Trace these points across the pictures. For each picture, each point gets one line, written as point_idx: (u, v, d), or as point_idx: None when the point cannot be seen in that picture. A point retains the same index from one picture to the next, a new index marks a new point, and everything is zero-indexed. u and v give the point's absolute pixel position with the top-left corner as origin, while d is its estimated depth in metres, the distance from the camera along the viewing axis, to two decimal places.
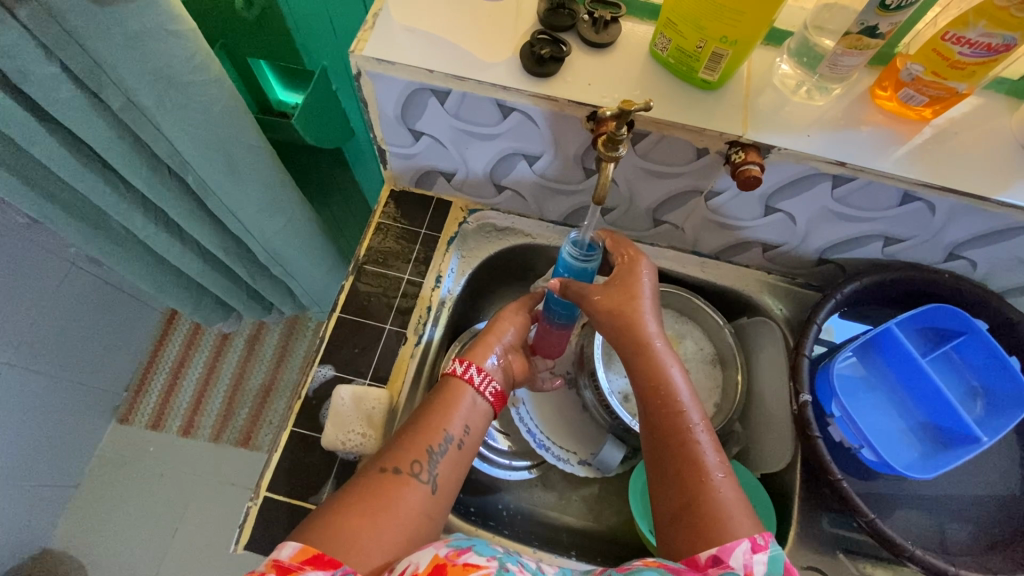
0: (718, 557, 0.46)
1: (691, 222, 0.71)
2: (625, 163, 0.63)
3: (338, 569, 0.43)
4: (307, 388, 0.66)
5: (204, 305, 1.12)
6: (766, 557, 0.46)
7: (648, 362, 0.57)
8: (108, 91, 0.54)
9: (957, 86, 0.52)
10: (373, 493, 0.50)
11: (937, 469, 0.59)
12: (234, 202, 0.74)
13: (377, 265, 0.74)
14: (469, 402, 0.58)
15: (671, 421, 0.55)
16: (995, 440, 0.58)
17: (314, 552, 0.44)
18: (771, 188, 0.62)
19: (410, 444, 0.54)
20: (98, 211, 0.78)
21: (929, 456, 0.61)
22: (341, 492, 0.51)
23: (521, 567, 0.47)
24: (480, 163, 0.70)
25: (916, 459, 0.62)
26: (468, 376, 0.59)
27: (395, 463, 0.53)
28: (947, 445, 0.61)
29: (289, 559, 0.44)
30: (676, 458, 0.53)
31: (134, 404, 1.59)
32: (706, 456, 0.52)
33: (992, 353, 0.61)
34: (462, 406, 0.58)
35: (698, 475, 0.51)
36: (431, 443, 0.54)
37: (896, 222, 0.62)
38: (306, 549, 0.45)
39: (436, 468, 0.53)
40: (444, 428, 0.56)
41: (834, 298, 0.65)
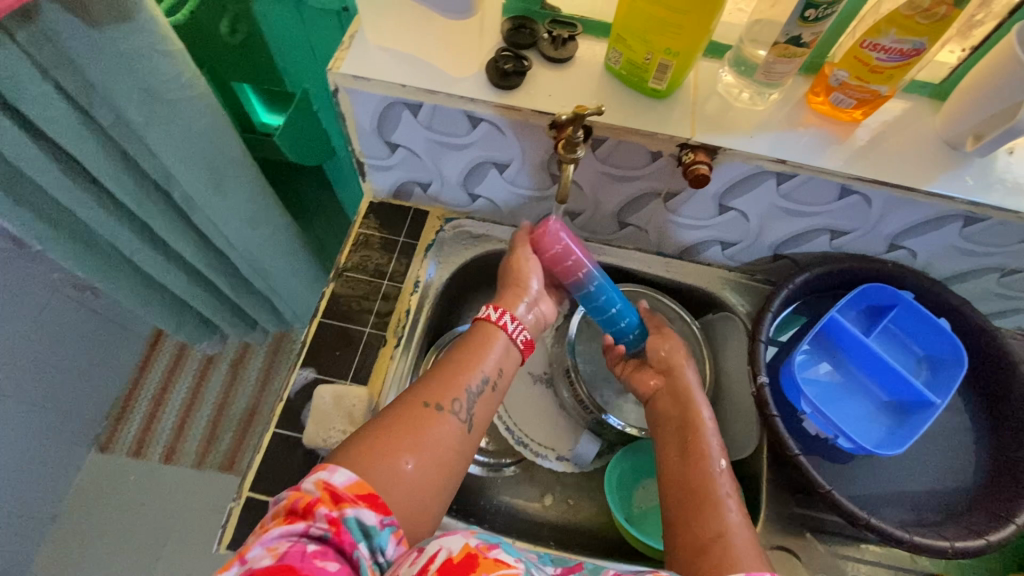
0: None
1: (654, 223, 0.76)
2: (587, 167, 0.68)
3: (387, 517, 0.46)
4: (289, 390, 0.68)
5: (188, 324, 1.13)
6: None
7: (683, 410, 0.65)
8: (99, 107, 0.58)
9: (879, 89, 0.58)
10: (416, 429, 0.52)
11: (903, 443, 0.63)
12: (219, 216, 0.77)
13: (358, 272, 0.77)
14: (502, 342, 0.61)
15: (695, 454, 0.61)
16: (946, 402, 0.62)
17: (369, 489, 0.46)
18: (722, 187, 0.67)
19: (454, 384, 0.56)
20: (86, 228, 0.81)
21: (893, 431, 0.65)
22: (380, 416, 0.53)
23: None
24: (454, 173, 0.74)
25: (883, 435, 0.65)
26: (503, 323, 0.62)
27: (440, 402, 0.54)
28: (909, 419, 0.65)
29: (345, 489, 0.45)
30: (699, 488, 0.58)
31: (115, 431, 1.58)
32: (724, 488, 0.58)
33: (923, 317, 0.68)
34: (497, 346, 0.61)
35: (713, 505, 0.56)
36: (469, 382, 0.57)
37: (839, 215, 0.67)
38: (361, 482, 0.46)
39: (472, 408, 0.56)
40: (480, 369, 0.58)
41: (787, 287, 0.69)
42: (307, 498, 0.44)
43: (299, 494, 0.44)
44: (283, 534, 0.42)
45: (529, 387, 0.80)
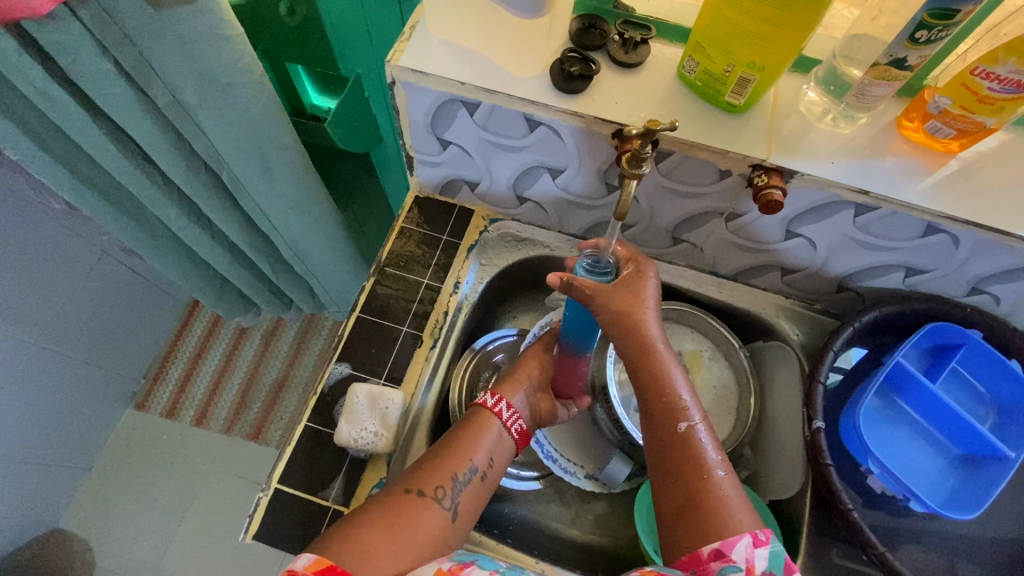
0: (721, 550, 0.48)
1: (710, 242, 0.71)
2: (647, 181, 0.64)
3: None
4: (323, 385, 0.68)
5: (226, 299, 1.14)
6: (767, 552, 0.48)
7: (649, 360, 0.55)
8: (156, 88, 0.57)
9: (985, 121, 0.52)
10: (392, 514, 0.52)
11: (976, 506, 0.58)
12: (264, 200, 0.76)
13: (398, 268, 0.76)
14: (494, 432, 0.61)
15: (669, 412, 0.55)
16: (1021, 457, 0.57)
17: (328, 563, 0.46)
18: (793, 213, 0.62)
19: (437, 469, 0.56)
20: (135, 202, 0.81)
21: (961, 490, 0.60)
22: (367, 504, 0.54)
23: None
24: (504, 175, 0.71)
25: (948, 493, 0.60)
26: (498, 410, 0.62)
27: (419, 486, 0.55)
28: (982, 475, 0.59)
29: (304, 569, 0.45)
30: (682, 453, 0.53)
31: (151, 391, 1.63)
32: (707, 451, 0.53)
33: (992, 361, 0.61)
34: (489, 436, 0.60)
35: (691, 468, 0.52)
36: (457, 471, 0.57)
37: (918, 253, 0.61)
38: (319, 560, 0.46)
39: (458, 497, 0.56)
40: (470, 458, 0.58)
41: (851, 325, 0.64)
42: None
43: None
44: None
45: None
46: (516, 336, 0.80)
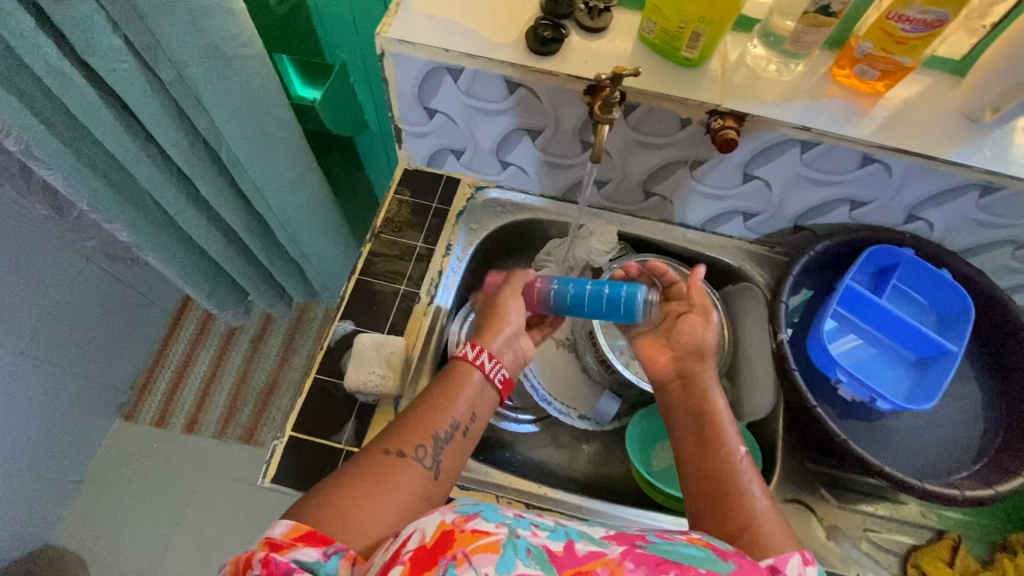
0: (776, 565, 0.47)
1: (679, 193, 0.78)
2: (617, 134, 0.71)
3: (330, 547, 0.45)
4: (329, 340, 0.72)
5: (219, 291, 1.17)
6: (817, 571, 0.47)
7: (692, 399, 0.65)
8: (161, 63, 0.62)
9: (902, 60, 0.60)
10: (374, 477, 0.53)
11: (933, 395, 0.66)
12: (262, 178, 0.80)
13: (392, 234, 0.81)
14: (474, 382, 0.62)
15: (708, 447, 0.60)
16: (962, 349, 0.66)
17: (307, 529, 0.46)
18: (748, 155, 0.69)
19: (419, 430, 0.57)
20: (134, 188, 0.85)
21: (917, 387, 0.68)
22: (345, 467, 0.54)
23: (537, 530, 0.42)
24: (488, 140, 0.77)
25: (907, 391, 0.68)
26: (480, 362, 0.63)
27: (401, 447, 0.55)
28: (932, 371, 0.68)
29: (282, 537, 0.45)
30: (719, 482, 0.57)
31: (139, 401, 1.62)
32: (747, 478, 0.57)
33: (927, 272, 0.70)
34: (468, 387, 0.61)
35: (740, 496, 0.56)
36: (436, 430, 0.57)
37: (859, 185, 0.69)
38: (298, 526, 0.46)
39: (439, 454, 0.56)
40: (449, 414, 0.59)
41: (807, 254, 0.72)
42: (247, 554, 0.44)
43: (237, 557, 0.44)
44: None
45: (553, 350, 0.83)
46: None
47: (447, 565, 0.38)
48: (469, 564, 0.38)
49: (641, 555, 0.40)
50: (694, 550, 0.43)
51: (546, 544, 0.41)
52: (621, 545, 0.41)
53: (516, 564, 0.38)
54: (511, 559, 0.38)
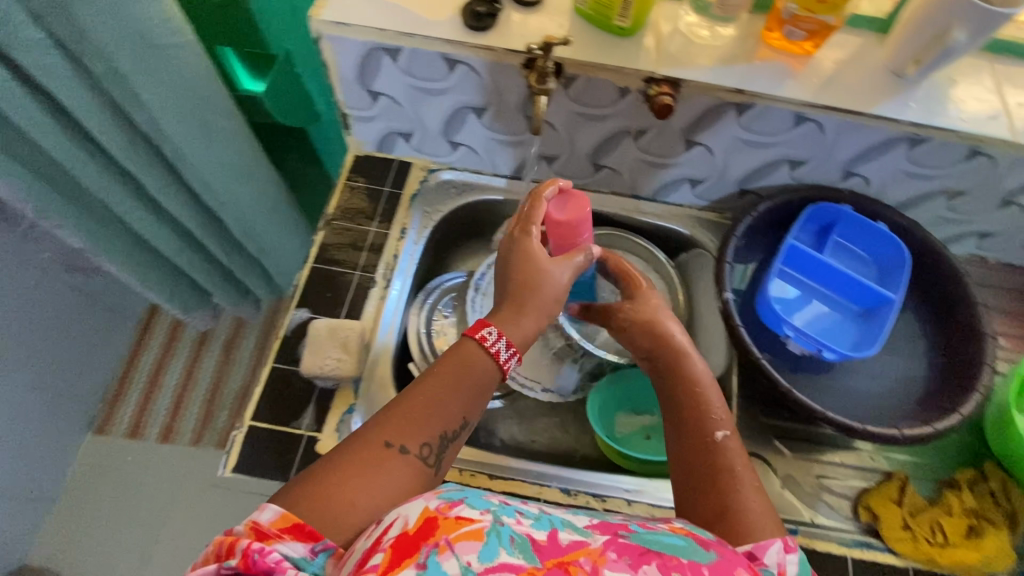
0: (755, 553, 0.47)
1: (627, 164, 0.80)
2: (559, 107, 0.72)
3: (319, 543, 0.42)
4: (285, 329, 0.72)
5: (179, 293, 1.15)
6: (796, 558, 0.47)
7: (672, 363, 0.60)
8: (90, 56, 0.60)
9: (825, 19, 0.62)
10: (371, 466, 0.47)
11: (876, 341, 0.69)
12: (209, 171, 0.79)
13: (344, 220, 0.81)
14: (486, 370, 0.54)
15: (702, 417, 0.57)
16: (900, 297, 0.68)
17: (295, 521, 0.43)
18: (688, 122, 0.71)
19: (426, 424, 0.50)
20: (79, 190, 0.83)
21: (862, 337, 0.71)
22: (337, 449, 0.48)
23: (520, 517, 0.42)
24: (435, 121, 0.77)
25: (853, 340, 0.71)
26: (506, 365, 0.55)
27: (404, 442, 0.49)
28: (876, 320, 0.71)
29: (268, 525, 0.42)
30: (706, 454, 0.54)
31: (112, 413, 1.59)
32: (736, 461, 0.53)
33: (865, 226, 0.73)
34: (479, 377, 0.54)
35: (727, 480, 0.52)
36: (443, 427, 0.51)
37: (796, 145, 0.71)
38: (285, 515, 0.43)
39: (442, 452, 0.51)
40: (461, 412, 0.52)
41: (750, 216, 0.74)
42: (230, 540, 0.41)
43: (219, 538, 0.42)
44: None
45: None
46: (464, 278, 0.86)
47: (429, 552, 0.38)
48: (453, 551, 0.37)
49: (622, 546, 0.40)
50: (675, 540, 0.43)
51: (529, 532, 0.41)
52: (602, 535, 0.42)
53: (499, 553, 0.38)
54: (494, 547, 0.38)
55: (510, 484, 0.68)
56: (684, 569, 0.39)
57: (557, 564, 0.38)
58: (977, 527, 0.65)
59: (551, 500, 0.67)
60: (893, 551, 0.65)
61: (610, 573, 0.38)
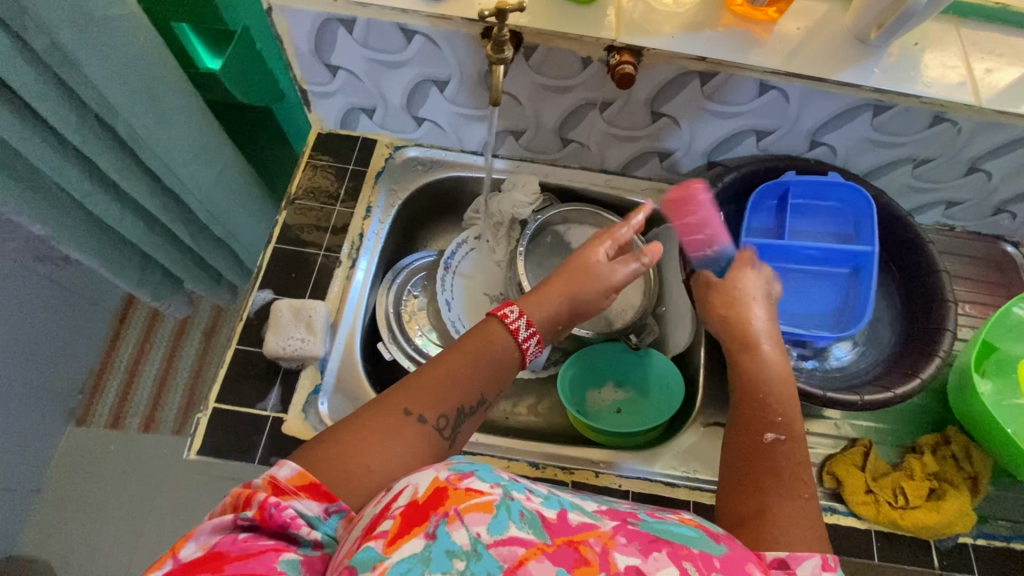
0: (786, 561, 0.43)
1: (595, 138, 0.78)
2: (523, 79, 0.70)
3: (333, 505, 0.42)
4: (248, 310, 0.71)
5: (150, 279, 1.13)
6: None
7: (741, 351, 0.59)
8: (30, 30, 0.58)
9: None
10: (390, 430, 0.47)
11: (864, 303, 0.70)
12: (166, 152, 0.77)
13: (308, 199, 0.79)
14: (505, 350, 0.55)
15: (760, 421, 0.53)
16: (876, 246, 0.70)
17: (312, 480, 0.43)
18: (653, 92, 0.70)
19: (445, 395, 0.50)
20: (33, 173, 0.80)
21: (849, 299, 0.73)
22: (359, 410, 0.48)
23: (530, 493, 0.40)
24: (397, 96, 0.75)
25: (840, 306, 0.73)
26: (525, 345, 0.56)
27: (423, 412, 0.48)
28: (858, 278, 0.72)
29: (286, 482, 0.42)
30: (759, 462, 0.50)
31: (91, 404, 1.55)
32: (793, 463, 0.49)
33: (812, 188, 0.74)
34: (501, 357, 0.54)
35: (777, 482, 0.48)
36: (461, 401, 0.50)
37: (761, 114, 0.71)
38: (304, 474, 0.43)
39: (459, 425, 0.50)
40: (481, 390, 0.52)
41: (715, 187, 0.74)
42: (247, 490, 0.41)
43: (237, 490, 0.41)
44: (212, 527, 0.38)
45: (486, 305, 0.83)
46: (433, 257, 0.87)
47: (439, 521, 0.35)
48: (463, 522, 0.35)
49: (631, 531, 0.38)
50: (686, 530, 0.40)
51: (540, 509, 0.38)
52: (612, 520, 0.39)
53: (508, 527, 0.36)
54: (504, 521, 0.36)
55: (478, 458, 0.68)
56: (695, 560, 0.37)
57: (567, 542, 0.36)
58: (937, 489, 0.67)
59: (520, 473, 0.67)
60: (856, 513, 0.67)
61: (620, 556, 0.36)
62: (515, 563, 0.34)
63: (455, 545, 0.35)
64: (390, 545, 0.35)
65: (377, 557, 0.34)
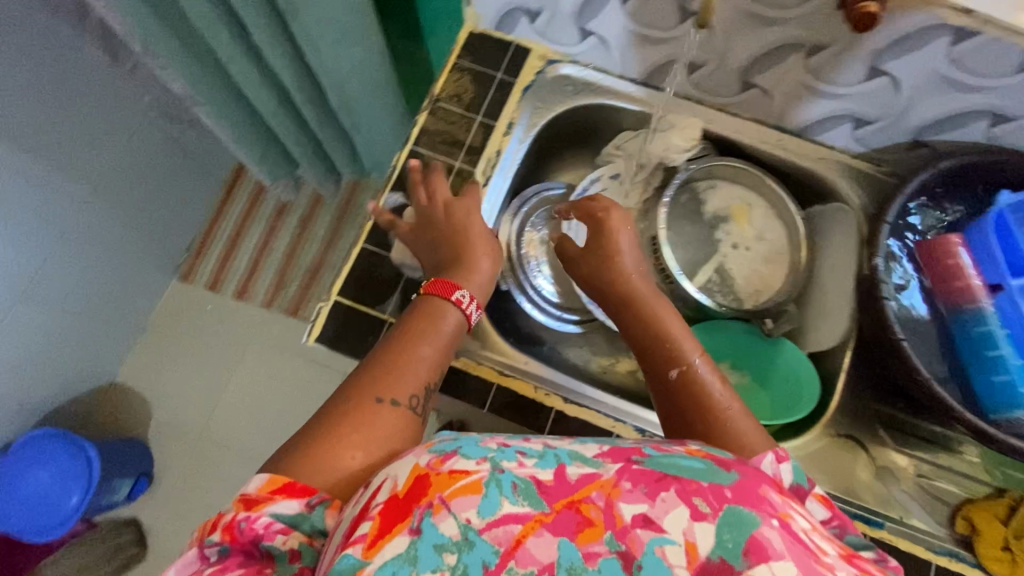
0: None
1: (783, 87, 0.67)
2: (728, 2, 0.59)
3: (313, 497, 0.40)
4: (378, 211, 0.69)
5: (269, 156, 1.14)
6: (790, 467, 0.41)
7: (629, 307, 0.57)
8: None
9: None
10: (361, 423, 0.45)
11: None
12: (316, 29, 0.72)
13: (450, 103, 0.74)
14: (451, 320, 0.54)
15: (661, 360, 0.52)
16: None
17: (284, 481, 0.41)
18: (885, 43, 0.57)
19: (410, 377, 0.49)
20: (186, 29, 0.79)
21: None
22: (321, 414, 0.46)
23: (523, 457, 0.34)
24: (570, 2, 0.66)
25: None
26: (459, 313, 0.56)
27: (393, 395, 0.47)
28: None
29: (257, 492, 0.41)
30: (688, 397, 0.49)
31: (195, 263, 1.60)
32: (709, 385, 0.49)
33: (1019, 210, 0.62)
34: (447, 325, 0.54)
35: (712, 407, 0.48)
36: (423, 376, 0.50)
37: (1009, 93, 0.58)
38: (273, 479, 0.41)
39: (426, 401, 0.49)
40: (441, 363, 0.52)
41: (927, 171, 0.63)
42: (218, 514, 0.41)
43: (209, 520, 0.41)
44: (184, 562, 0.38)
45: None
46: (564, 190, 0.81)
47: (423, 514, 0.32)
48: (449, 510, 0.32)
49: (637, 472, 0.33)
50: (696, 463, 0.34)
51: (533, 475, 0.33)
52: (615, 463, 0.34)
53: (501, 505, 0.32)
54: (495, 499, 0.32)
55: (583, 411, 0.65)
56: (707, 493, 0.32)
57: (568, 506, 0.32)
58: None
59: (625, 437, 0.64)
60: (984, 568, 0.59)
61: (626, 507, 0.31)
62: (512, 544, 0.31)
63: (443, 537, 0.31)
64: (371, 549, 0.32)
65: (358, 564, 0.31)
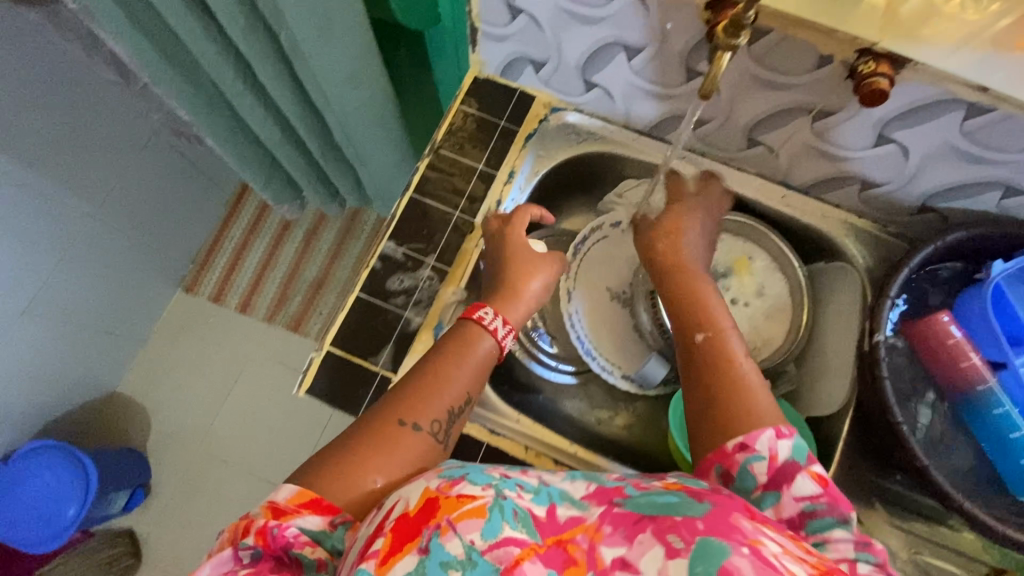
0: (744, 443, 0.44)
1: (789, 146, 0.66)
2: (734, 65, 0.58)
3: (337, 516, 0.42)
4: (375, 258, 0.69)
5: (274, 181, 1.15)
6: (790, 443, 0.44)
7: (677, 275, 0.59)
8: None
9: None
10: (383, 444, 0.46)
11: None
12: (320, 70, 0.72)
13: (452, 151, 0.74)
14: (485, 349, 0.54)
15: (692, 322, 0.54)
16: None
17: (313, 496, 0.43)
18: (893, 112, 0.56)
19: (434, 400, 0.50)
20: (192, 64, 0.79)
21: None
22: (352, 429, 0.48)
23: (522, 490, 0.37)
24: (575, 54, 0.65)
25: None
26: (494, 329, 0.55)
27: (416, 419, 0.48)
28: None
29: (286, 502, 0.42)
30: (707, 358, 0.51)
31: (200, 275, 1.57)
32: (732, 346, 0.51)
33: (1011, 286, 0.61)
34: (477, 355, 0.54)
35: (732, 361, 0.50)
36: (447, 401, 0.50)
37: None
38: (303, 491, 0.43)
39: (449, 429, 0.50)
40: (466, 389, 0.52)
41: (932, 244, 0.61)
42: (247, 518, 0.42)
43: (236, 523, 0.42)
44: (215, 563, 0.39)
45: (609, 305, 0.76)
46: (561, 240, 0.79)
47: (432, 534, 0.34)
48: (456, 530, 0.34)
49: (618, 515, 0.35)
50: (670, 496, 0.36)
51: (530, 508, 0.36)
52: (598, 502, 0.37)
53: (502, 529, 0.34)
54: (497, 523, 0.34)
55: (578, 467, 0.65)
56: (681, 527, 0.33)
57: (557, 542, 0.34)
58: None
59: None
60: None
61: (606, 549, 0.34)
62: (512, 564, 0.33)
63: (449, 555, 0.33)
64: (383, 565, 0.34)
65: None
